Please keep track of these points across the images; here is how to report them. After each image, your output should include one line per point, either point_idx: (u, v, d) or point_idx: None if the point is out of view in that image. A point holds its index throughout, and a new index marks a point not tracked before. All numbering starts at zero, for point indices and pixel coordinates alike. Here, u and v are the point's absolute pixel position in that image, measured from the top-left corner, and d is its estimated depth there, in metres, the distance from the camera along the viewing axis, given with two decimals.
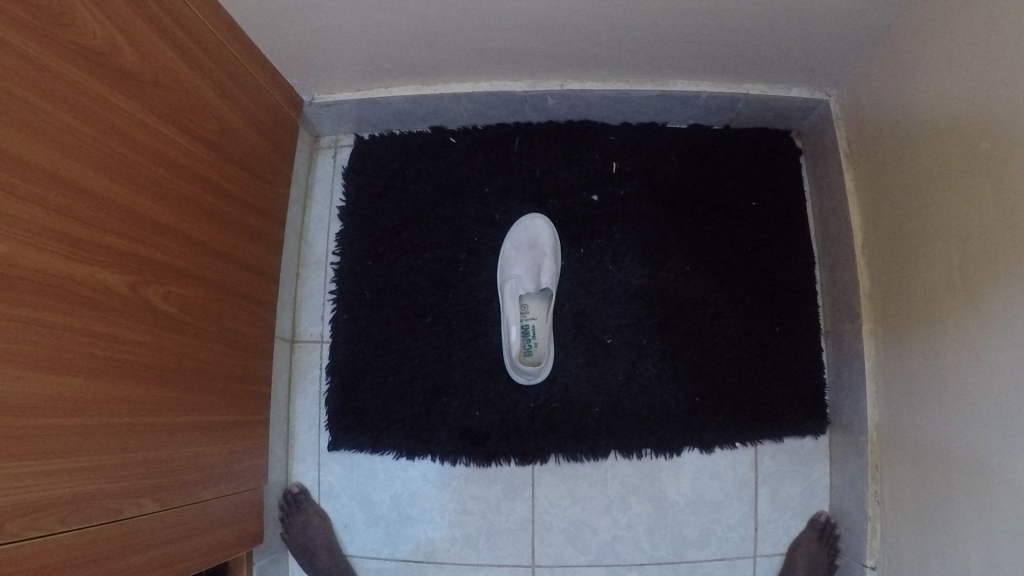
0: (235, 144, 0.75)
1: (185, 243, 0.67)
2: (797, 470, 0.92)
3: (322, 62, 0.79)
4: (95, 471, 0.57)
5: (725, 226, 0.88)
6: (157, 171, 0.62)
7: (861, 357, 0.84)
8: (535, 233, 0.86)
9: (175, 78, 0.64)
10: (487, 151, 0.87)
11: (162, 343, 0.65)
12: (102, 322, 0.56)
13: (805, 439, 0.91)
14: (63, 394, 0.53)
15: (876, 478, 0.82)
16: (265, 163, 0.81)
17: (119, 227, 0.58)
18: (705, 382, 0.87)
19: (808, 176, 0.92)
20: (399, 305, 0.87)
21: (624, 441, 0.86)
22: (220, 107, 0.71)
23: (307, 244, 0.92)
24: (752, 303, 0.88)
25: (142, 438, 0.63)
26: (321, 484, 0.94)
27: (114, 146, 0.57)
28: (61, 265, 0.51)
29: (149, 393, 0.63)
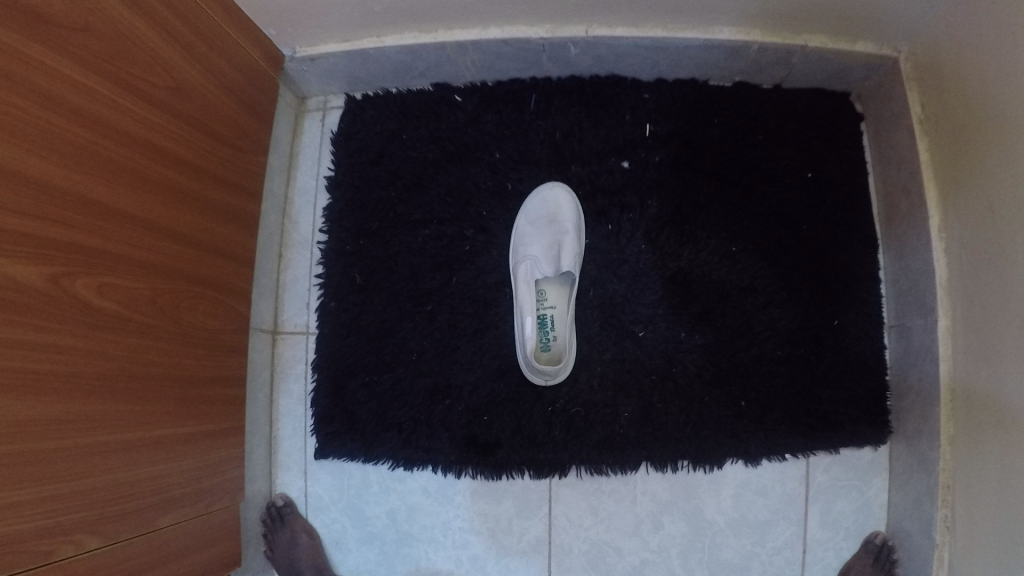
0: (186, 104, 0.62)
1: (119, 221, 0.55)
2: (852, 486, 0.78)
3: (299, 6, 0.66)
4: (12, 508, 0.46)
5: (776, 201, 0.75)
6: (72, 130, 0.50)
7: (933, 358, 0.70)
8: (555, 206, 0.73)
9: (99, 18, 0.52)
10: (498, 110, 0.74)
11: (98, 344, 0.53)
12: (11, 322, 0.45)
13: (863, 451, 0.78)
14: None
15: (948, 500, 0.69)
16: (232, 127, 0.69)
17: (25, 199, 0.46)
18: (751, 384, 0.74)
19: (870, 143, 0.78)
20: (393, 292, 0.74)
21: (656, 452, 0.74)
22: (164, 58, 0.59)
23: (291, 222, 0.80)
24: (807, 291, 0.75)
25: (77, 459, 0.51)
26: (308, 495, 0.83)
27: (8, 95, 0.44)
28: None
29: (83, 403, 0.52)
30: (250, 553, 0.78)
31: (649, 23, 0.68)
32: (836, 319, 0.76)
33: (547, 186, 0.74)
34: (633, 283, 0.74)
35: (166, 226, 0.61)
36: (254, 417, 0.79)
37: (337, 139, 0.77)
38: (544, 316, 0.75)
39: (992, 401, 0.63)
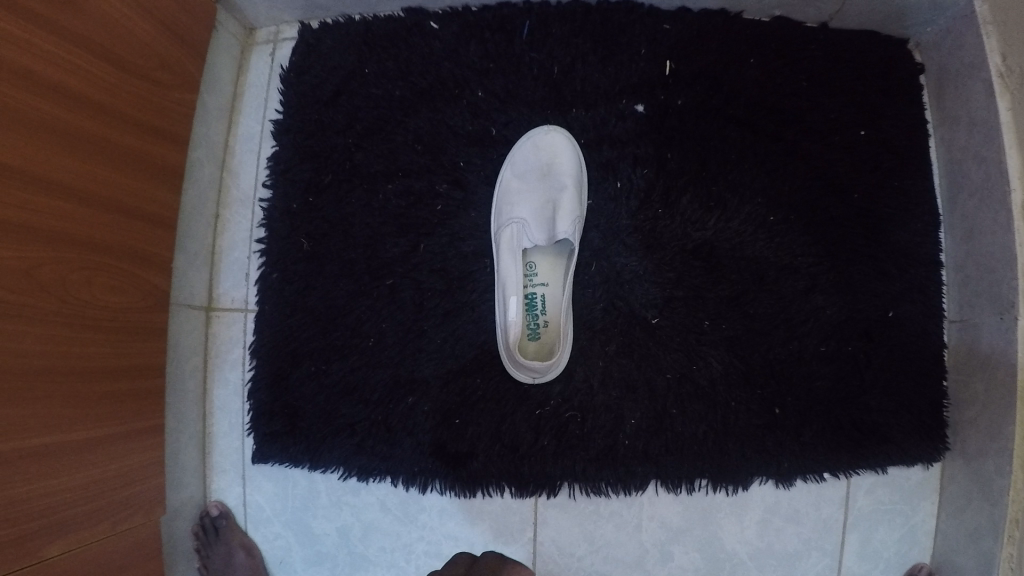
0: (68, 20, 0.48)
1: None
2: (896, 511, 0.64)
3: None
4: None
5: (823, 162, 0.61)
6: None
7: (1009, 366, 0.56)
8: (549, 155, 0.60)
9: None
10: (483, 40, 0.60)
11: None
12: None
13: (912, 469, 0.64)
14: None
15: (1014, 538, 0.56)
16: (142, 53, 0.55)
17: None
18: (787, 387, 0.61)
19: (932, 99, 0.63)
20: (346, 261, 0.60)
21: (669, 468, 0.60)
22: None
23: (230, 174, 0.67)
24: (858, 274, 0.61)
25: None
26: (248, 505, 0.68)
27: None
28: None
29: None
30: (176, 573, 0.65)
31: None
32: (891, 311, 0.62)
33: (537, 132, 0.60)
34: (646, 258, 0.60)
35: (41, 175, 0.46)
36: (183, 411, 0.65)
37: (286, 74, 0.62)
38: (534, 295, 0.61)
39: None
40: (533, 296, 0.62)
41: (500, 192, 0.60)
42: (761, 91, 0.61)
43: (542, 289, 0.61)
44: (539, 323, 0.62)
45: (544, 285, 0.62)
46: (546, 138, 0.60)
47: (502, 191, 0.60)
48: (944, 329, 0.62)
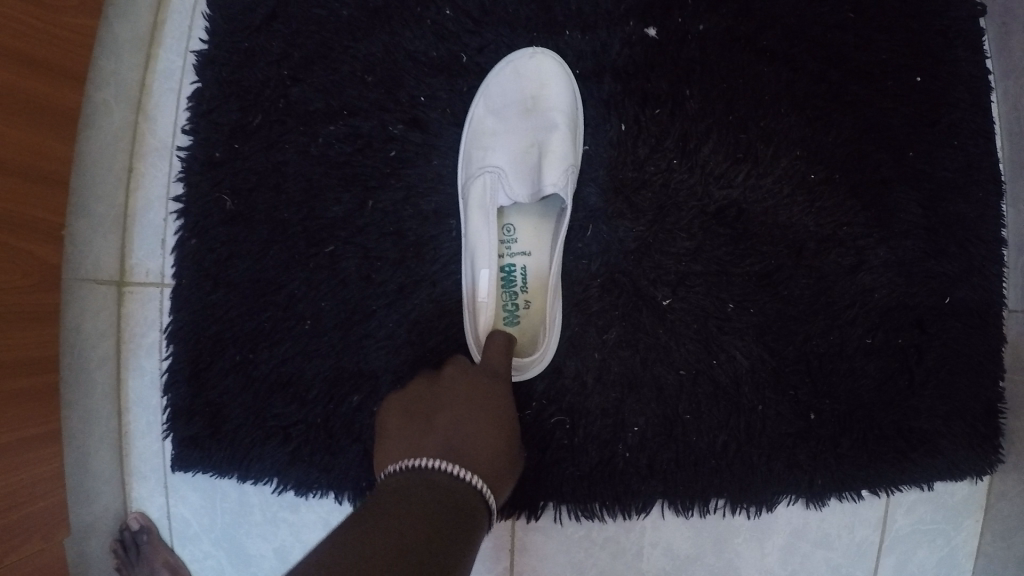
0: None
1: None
2: (937, 531, 0.54)
3: None
4: None
5: (872, 111, 0.50)
6: None
7: None
8: (536, 87, 0.49)
9: None
10: None
11: None
12: None
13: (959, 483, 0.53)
14: None
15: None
16: None
17: None
18: (823, 387, 0.50)
19: (997, 38, 0.52)
20: (279, 224, 0.49)
21: (678, 484, 0.49)
22: None
23: (145, 117, 0.55)
24: (913, 250, 0.50)
25: None
26: (172, 517, 0.57)
27: None
28: None
29: None
30: None
31: None
32: (949, 296, 0.51)
33: (509, 62, 0.49)
34: (653, 223, 0.49)
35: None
36: (86, 406, 0.53)
37: None
38: (512, 268, 0.50)
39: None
40: (511, 269, 0.50)
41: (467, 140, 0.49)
42: (798, 20, 0.49)
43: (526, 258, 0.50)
44: (519, 303, 0.50)
45: (524, 254, 0.50)
46: (522, 66, 0.48)
47: (471, 138, 0.49)
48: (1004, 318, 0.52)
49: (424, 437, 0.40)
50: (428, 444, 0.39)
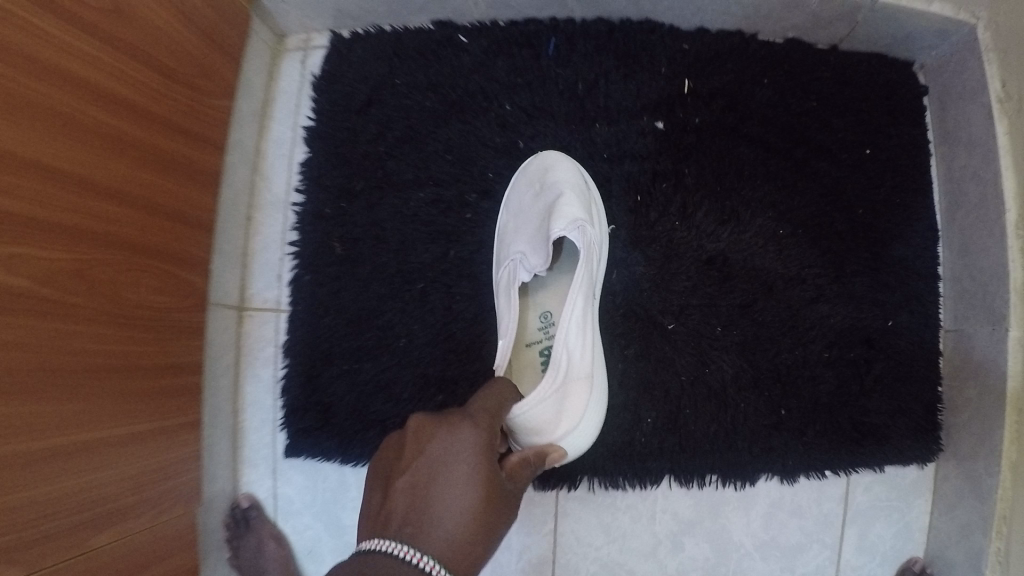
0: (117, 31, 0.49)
1: (26, 171, 0.42)
2: (893, 507, 0.68)
3: None
4: None
5: (830, 178, 0.65)
6: None
7: (1003, 370, 0.61)
8: (550, 168, 0.61)
9: None
10: (509, 56, 0.63)
11: (20, 335, 0.43)
12: None
13: (908, 467, 0.68)
14: None
15: (1003, 532, 0.61)
16: (188, 62, 0.58)
17: None
18: (792, 390, 0.64)
19: (933, 121, 0.68)
20: (378, 266, 0.64)
21: (683, 465, 0.64)
22: None
23: (262, 178, 0.70)
24: (860, 286, 0.65)
25: None
26: (278, 496, 0.72)
27: None
28: None
29: (8, 409, 0.42)
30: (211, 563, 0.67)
31: None
32: (891, 320, 0.66)
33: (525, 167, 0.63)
34: (662, 266, 0.64)
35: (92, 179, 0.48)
36: (217, 407, 0.68)
37: (320, 83, 0.65)
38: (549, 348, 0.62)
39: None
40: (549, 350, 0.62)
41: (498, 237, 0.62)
42: (771, 109, 0.65)
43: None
44: None
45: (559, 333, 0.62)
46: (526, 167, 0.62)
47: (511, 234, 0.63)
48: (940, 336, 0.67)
49: (388, 524, 0.45)
50: (393, 528, 0.44)
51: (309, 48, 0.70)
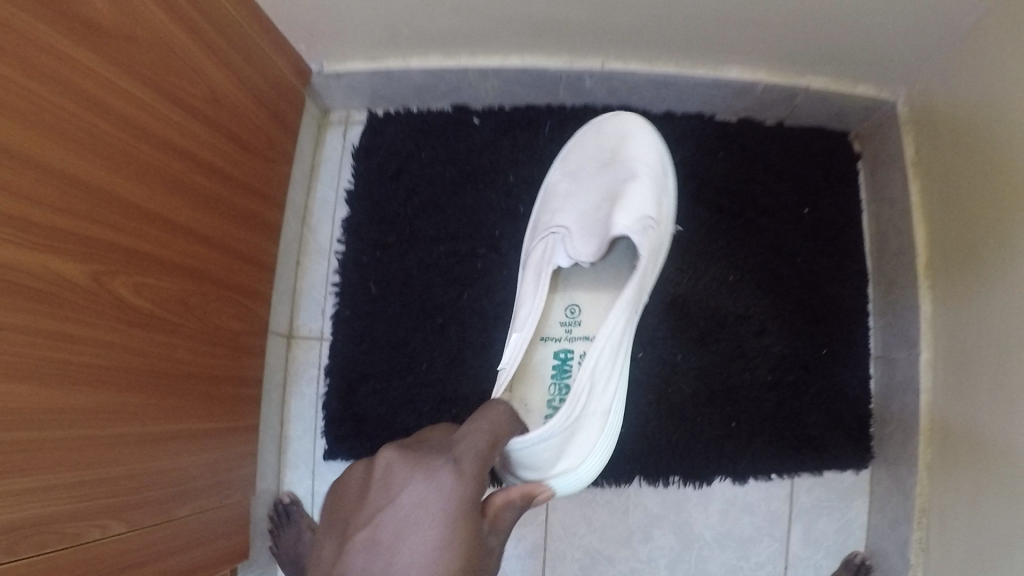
0: (230, 107, 0.66)
1: (149, 220, 0.57)
2: (833, 506, 0.81)
3: (329, 28, 0.72)
4: (51, 492, 0.49)
5: (773, 233, 0.82)
6: (132, 145, 0.54)
7: (918, 388, 0.75)
8: (627, 154, 0.71)
9: (155, 35, 0.56)
10: (514, 134, 0.81)
11: (135, 343, 0.56)
12: (57, 318, 0.48)
13: (845, 473, 0.81)
14: (11, 405, 0.45)
15: (922, 523, 0.73)
16: (263, 137, 0.72)
17: (77, 204, 0.49)
18: (742, 406, 0.79)
19: (864, 182, 0.85)
20: (405, 304, 0.80)
21: (650, 467, 0.79)
22: (210, 68, 0.63)
23: (310, 230, 0.84)
24: (798, 321, 0.81)
25: (108, 453, 0.54)
26: (315, 495, 0.85)
27: (74, 112, 0.48)
28: (4, 252, 0.43)
29: (119, 400, 0.55)
30: (255, 546, 0.80)
31: (666, 60, 0.76)
32: (825, 348, 0.81)
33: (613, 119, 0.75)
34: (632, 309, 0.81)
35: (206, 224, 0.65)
36: (269, 418, 0.82)
37: (359, 155, 0.83)
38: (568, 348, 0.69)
39: (970, 442, 0.67)
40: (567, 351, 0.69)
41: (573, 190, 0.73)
42: (728, 178, 0.83)
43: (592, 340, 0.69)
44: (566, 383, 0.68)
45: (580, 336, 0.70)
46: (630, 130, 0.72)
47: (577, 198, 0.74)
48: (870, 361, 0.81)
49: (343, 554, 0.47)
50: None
51: (350, 123, 0.85)
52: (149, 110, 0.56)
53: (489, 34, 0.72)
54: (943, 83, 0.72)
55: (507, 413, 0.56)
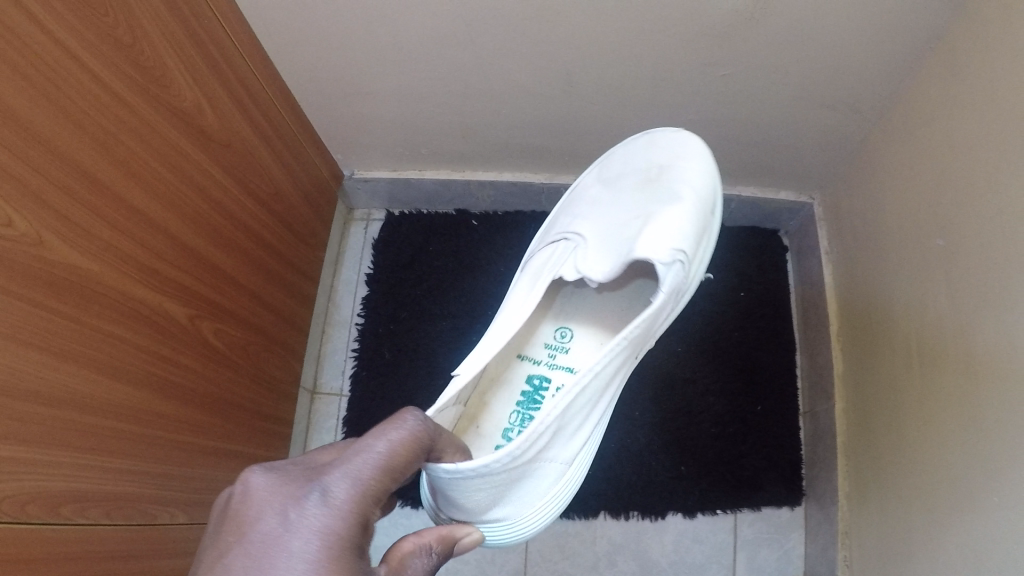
0: (298, 212, 0.97)
1: (234, 286, 0.87)
2: (774, 538, 0.95)
3: (364, 143, 0.99)
4: (140, 476, 0.77)
5: (715, 312, 1.00)
6: (226, 228, 0.85)
7: (835, 434, 0.93)
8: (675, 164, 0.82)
9: (246, 148, 0.87)
10: (504, 234, 1.02)
11: (210, 370, 0.85)
12: (159, 339, 0.78)
13: (782, 509, 0.96)
14: (115, 399, 0.74)
15: (846, 544, 0.90)
16: (305, 227, 0.99)
17: (179, 257, 0.80)
18: (691, 454, 0.95)
19: (794, 273, 1.03)
20: (413, 365, 0.98)
21: (613, 502, 0.94)
22: (279, 175, 0.92)
23: (335, 306, 1.07)
24: (735, 383, 0.97)
25: (174, 453, 0.81)
26: None
27: (189, 194, 0.80)
28: (131, 286, 0.74)
29: (193, 414, 0.83)
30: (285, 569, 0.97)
31: None
32: (759, 405, 0.97)
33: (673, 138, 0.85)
34: None
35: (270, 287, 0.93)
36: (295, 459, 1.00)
37: (379, 245, 1.05)
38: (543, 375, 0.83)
39: (879, 476, 0.86)
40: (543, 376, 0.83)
41: (618, 199, 0.84)
42: None
43: (569, 372, 0.83)
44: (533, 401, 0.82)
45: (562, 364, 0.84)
46: (686, 150, 0.82)
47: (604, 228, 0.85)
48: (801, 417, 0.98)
49: None
50: None
51: (369, 220, 1.10)
52: (246, 208, 0.88)
53: (491, 152, 0.98)
54: (844, 189, 0.94)
55: (412, 423, 0.53)
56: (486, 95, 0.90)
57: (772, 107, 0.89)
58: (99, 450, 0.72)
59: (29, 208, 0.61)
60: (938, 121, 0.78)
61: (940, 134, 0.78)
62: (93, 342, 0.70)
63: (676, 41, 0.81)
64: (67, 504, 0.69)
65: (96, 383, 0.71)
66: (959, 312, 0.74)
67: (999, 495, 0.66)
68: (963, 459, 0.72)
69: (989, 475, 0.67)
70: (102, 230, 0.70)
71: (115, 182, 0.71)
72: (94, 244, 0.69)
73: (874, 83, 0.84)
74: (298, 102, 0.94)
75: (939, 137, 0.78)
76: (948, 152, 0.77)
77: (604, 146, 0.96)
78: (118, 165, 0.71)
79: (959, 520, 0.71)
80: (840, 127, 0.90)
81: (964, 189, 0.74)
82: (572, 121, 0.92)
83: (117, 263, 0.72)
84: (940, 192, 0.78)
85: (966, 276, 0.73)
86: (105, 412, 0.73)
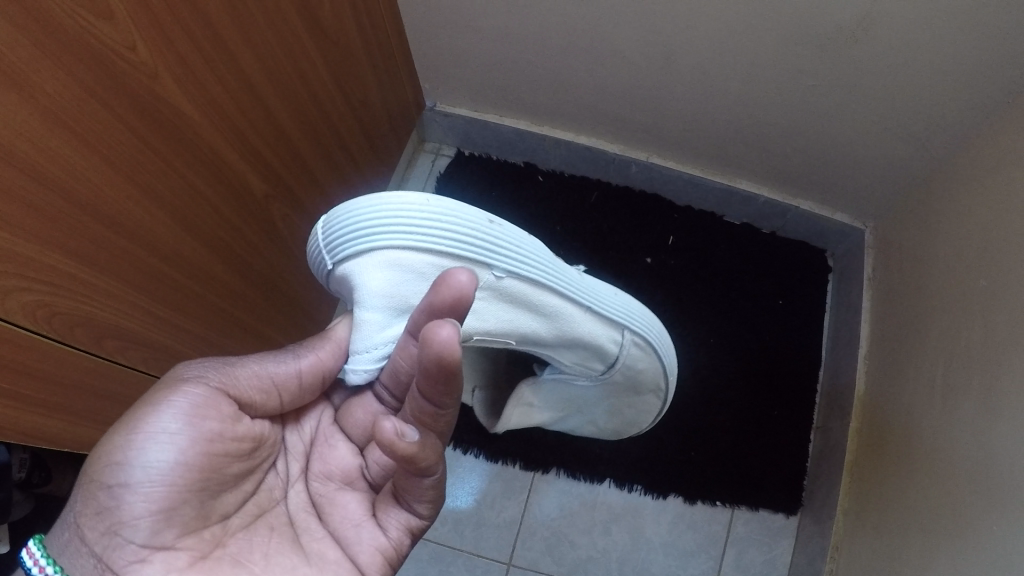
0: (372, 119, 0.99)
1: (304, 177, 0.89)
2: (764, 542, 0.98)
3: (454, 75, 1.03)
4: (180, 332, 0.78)
5: (750, 316, 1.06)
6: (313, 117, 0.87)
7: (841, 451, 0.96)
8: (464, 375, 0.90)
9: (348, 48, 0.89)
10: (566, 196, 1.11)
11: (262, 251, 0.87)
12: (232, 208, 0.79)
13: (778, 516, 0.98)
14: (183, 254, 0.74)
15: (834, 557, 0.92)
16: (373, 140, 1.02)
17: (267, 136, 0.81)
18: (703, 443, 1.00)
19: (833, 294, 1.07)
20: None
21: (620, 473, 0.98)
22: (369, 84, 0.95)
23: None
24: (755, 384, 1.02)
25: (212, 321, 0.83)
26: None
27: (290, 77, 0.81)
28: (224, 151, 0.75)
29: (239, 288, 0.85)
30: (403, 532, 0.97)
31: (693, 165, 1.05)
32: (776, 410, 1.01)
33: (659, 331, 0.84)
34: None
35: (329, 191, 0.96)
36: None
37: (443, 180, 1.13)
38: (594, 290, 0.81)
39: (879, 497, 0.88)
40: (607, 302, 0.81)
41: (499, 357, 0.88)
42: (725, 265, 1.08)
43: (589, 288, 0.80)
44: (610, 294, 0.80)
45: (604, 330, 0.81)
46: None
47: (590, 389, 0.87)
48: (813, 432, 1.02)
49: None
50: None
51: (438, 155, 1.17)
52: (332, 102, 0.90)
53: (573, 112, 1.03)
54: (899, 221, 0.98)
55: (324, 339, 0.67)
56: (580, 57, 0.93)
57: (847, 134, 0.92)
58: (156, 300, 0.73)
59: (152, 38, 0.62)
60: (1004, 170, 0.80)
61: (992, 177, 0.82)
62: (181, 192, 0.71)
63: (777, 44, 0.83)
64: (114, 339, 0.70)
65: (174, 234, 0.72)
66: (989, 350, 0.77)
67: (999, 523, 0.68)
68: (966, 488, 0.74)
69: (993, 505, 0.70)
70: (212, 85, 0.71)
71: (233, 44, 0.72)
72: (202, 97, 0.70)
73: (951, 130, 0.87)
74: (404, 24, 0.98)
75: (991, 181, 0.82)
76: (997, 196, 0.80)
77: (679, 132, 1.00)
78: (238, 28, 0.72)
79: (953, 544, 0.74)
80: (908, 163, 0.93)
81: (1008, 232, 0.77)
82: (658, 97, 0.95)
83: (216, 123, 0.73)
84: (986, 231, 0.81)
85: (1001, 315, 0.76)
86: (175, 263, 0.74)
